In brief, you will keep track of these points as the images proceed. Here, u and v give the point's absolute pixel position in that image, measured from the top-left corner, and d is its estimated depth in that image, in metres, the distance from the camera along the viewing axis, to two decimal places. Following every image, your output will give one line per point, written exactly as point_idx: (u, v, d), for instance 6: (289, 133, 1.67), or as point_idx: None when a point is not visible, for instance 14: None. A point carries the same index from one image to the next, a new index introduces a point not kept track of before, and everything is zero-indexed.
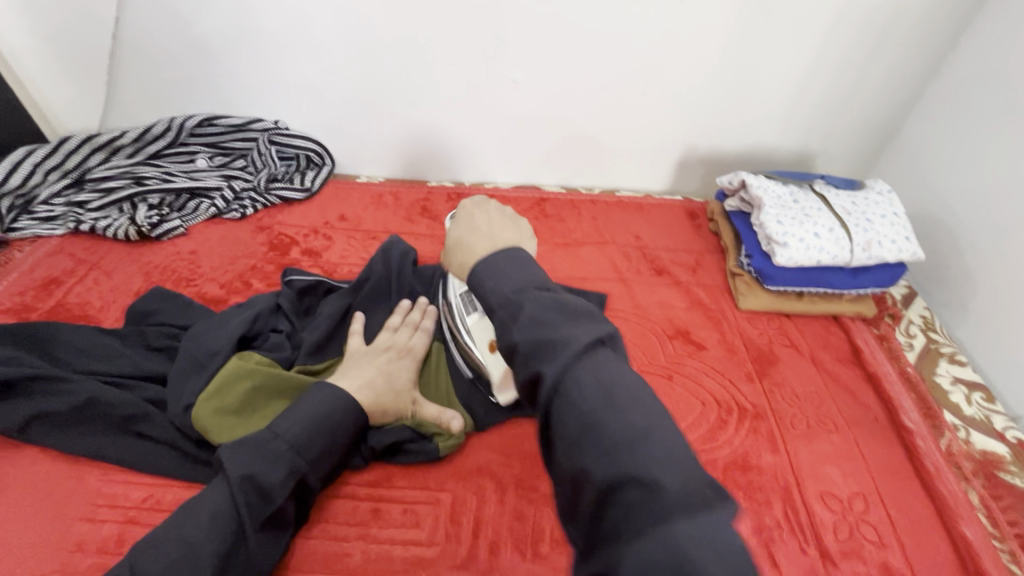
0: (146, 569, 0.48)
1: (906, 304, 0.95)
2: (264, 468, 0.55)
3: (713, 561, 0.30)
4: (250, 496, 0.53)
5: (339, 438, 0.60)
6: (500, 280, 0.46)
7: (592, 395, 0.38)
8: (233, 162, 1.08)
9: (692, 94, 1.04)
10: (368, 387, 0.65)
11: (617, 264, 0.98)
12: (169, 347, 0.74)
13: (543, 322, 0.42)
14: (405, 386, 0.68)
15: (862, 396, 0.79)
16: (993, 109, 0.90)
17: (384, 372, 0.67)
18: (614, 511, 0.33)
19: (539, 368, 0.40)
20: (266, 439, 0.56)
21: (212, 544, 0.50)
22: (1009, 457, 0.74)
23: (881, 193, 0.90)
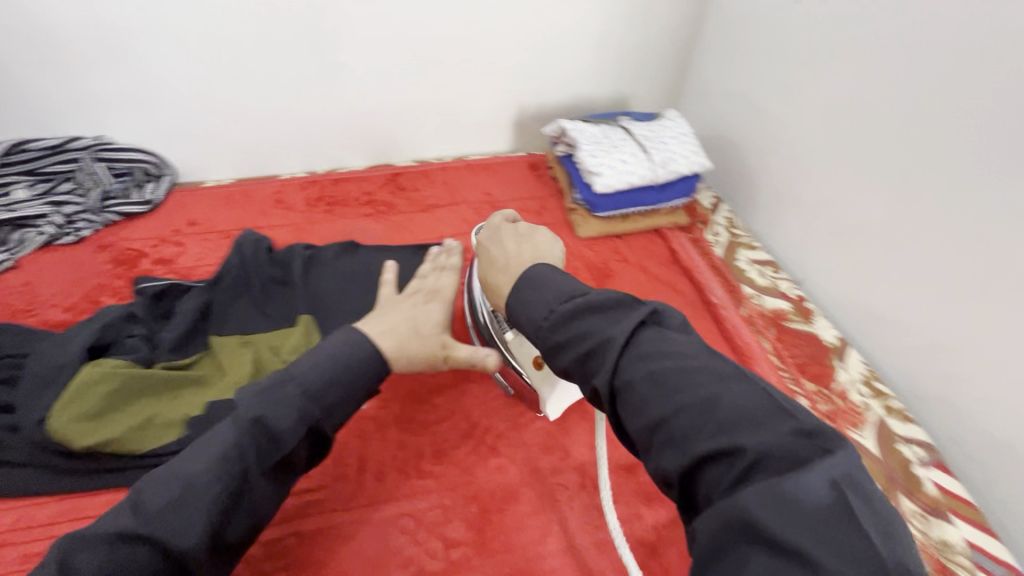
0: (147, 506, 0.47)
1: (713, 210, 1.14)
2: (226, 431, 0.51)
3: (712, 441, 0.36)
4: (172, 501, 0.47)
5: (395, 368, 0.60)
6: (528, 308, 0.51)
7: (662, 389, 0.40)
8: (57, 187, 1.00)
9: (511, 57, 1.14)
10: (393, 333, 0.61)
11: (471, 220, 1.07)
12: (12, 375, 0.71)
13: (587, 330, 0.46)
14: (432, 331, 0.64)
15: (682, 288, 0.96)
16: (747, 38, 1.09)
17: (410, 317, 0.64)
18: (660, 430, 0.39)
19: (534, 327, 0.50)
20: (208, 417, 0.53)
21: (206, 514, 0.47)
22: (791, 309, 0.94)
23: (673, 120, 1.06)
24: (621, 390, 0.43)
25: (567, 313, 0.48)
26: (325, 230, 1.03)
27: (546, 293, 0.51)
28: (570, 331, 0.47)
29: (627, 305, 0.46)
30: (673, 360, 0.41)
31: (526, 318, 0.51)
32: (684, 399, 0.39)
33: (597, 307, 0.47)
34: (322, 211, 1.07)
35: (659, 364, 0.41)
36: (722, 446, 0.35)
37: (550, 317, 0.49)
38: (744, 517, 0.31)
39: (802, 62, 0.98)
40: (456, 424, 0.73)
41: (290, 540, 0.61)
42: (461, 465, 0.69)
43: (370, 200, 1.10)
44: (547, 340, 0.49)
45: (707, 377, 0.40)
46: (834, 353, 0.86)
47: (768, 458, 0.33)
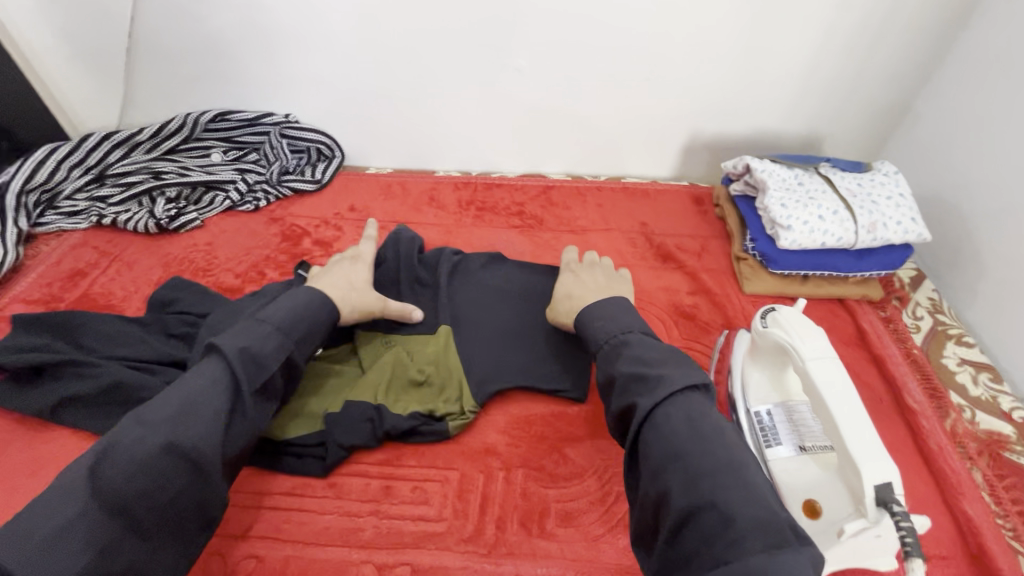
0: (151, 418, 0.51)
1: (913, 287, 0.95)
2: (240, 370, 0.55)
3: (753, 481, 0.45)
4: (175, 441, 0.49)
5: (317, 327, 0.64)
6: (608, 322, 0.63)
7: (688, 436, 0.48)
8: (246, 156, 1.11)
9: (696, 79, 1.04)
10: (337, 291, 0.70)
11: (623, 250, 0.99)
12: (188, 334, 0.77)
13: (638, 363, 0.56)
14: (366, 282, 0.74)
15: (867, 378, 0.80)
16: (1002, 87, 0.89)
17: (343, 275, 0.73)
18: (664, 478, 0.47)
19: (602, 341, 0.61)
20: (201, 367, 0.55)
21: (202, 425, 0.51)
22: (1015, 437, 0.74)
23: (887, 176, 0.89)
24: (654, 423, 0.51)
25: (636, 353, 0.57)
26: (472, 236, 1.01)
27: (615, 323, 0.62)
28: (641, 364, 0.56)
29: (682, 364, 0.56)
30: (707, 413, 0.50)
31: (596, 331, 0.63)
32: (708, 454, 0.47)
33: (647, 354, 0.57)
34: (472, 215, 1.05)
35: (704, 424, 0.49)
36: (732, 482, 0.45)
37: (610, 340, 0.61)
38: (688, 509, 0.44)
39: None
40: (587, 486, 0.66)
41: (403, 570, 0.59)
42: (587, 536, 0.62)
43: (520, 211, 1.07)
44: (610, 354, 0.60)
45: (713, 434, 0.49)
46: None
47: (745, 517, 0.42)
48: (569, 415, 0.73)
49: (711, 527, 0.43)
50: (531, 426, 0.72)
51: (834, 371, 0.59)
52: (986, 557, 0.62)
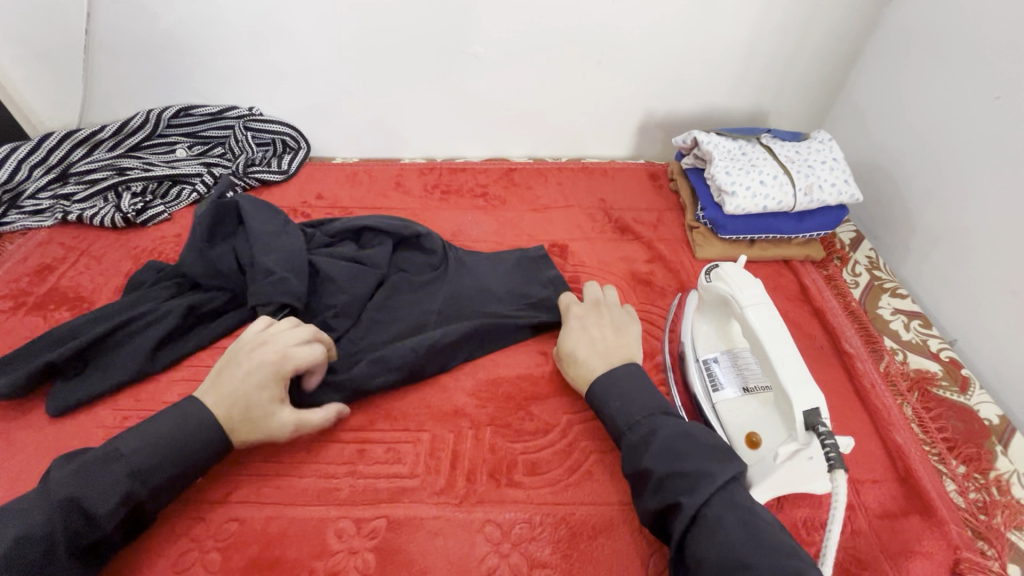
0: (136, 459, 0.55)
1: (853, 246, 1.02)
2: (152, 462, 0.55)
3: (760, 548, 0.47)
4: (72, 517, 0.50)
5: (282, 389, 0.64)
6: (627, 403, 0.62)
7: (734, 527, 0.49)
8: (212, 150, 1.12)
9: (646, 61, 1.09)
10: (228, 415, 0.60)
11: (582, 225, 1.04)
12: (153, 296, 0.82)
13: (678, 459, 0.54)
14: (266, 413, 0.62)
15: (809, 330, 0.86)
16: (923, 55, 0.96)
17: (244, 394, 0.61)
18: (700, 554, 0.49)
19: (626, 420, 0.61)
20: (106, 459, 0.54)
21: (104, 505, 0.52)
22: (942, 373, 0.81)
23: (823, 142, 0.96)
24: (701, 525, 0.50)
25: (666, 443, 0.56)
26: (439, 218, 1.05)
27: (637, 403, 0.62)
28: (682, 485, 0.52)
29: (719, 454, 0.55)
30: (740, 505, 0.51)
31: (619, 412, 0.62)
32: (740, 540, 0.48)
33: (679, 445, 0.56)
34: (437, 198, 1.09)
35: (754, 522, 0.49)
36: (740, 540, 0.48)
37: (635, 429, 0.59)
38: None
39: (995, 91, 0.84)
40: (551, 438, 0.71)
41: (380, 522, 0.63)
42: (551, 482, 0.67)
43: (484, 193, 1.11)
44: (637, 443, 0.58)
45: (756, 520, 0.50)
46: (992, 434, 0.74)
47: None
48: (534, 375, 0.77)
49: None
50: (497, 387, 0.76)
51: (767, 314, 0.65)
52: (913, 478, 0.68)
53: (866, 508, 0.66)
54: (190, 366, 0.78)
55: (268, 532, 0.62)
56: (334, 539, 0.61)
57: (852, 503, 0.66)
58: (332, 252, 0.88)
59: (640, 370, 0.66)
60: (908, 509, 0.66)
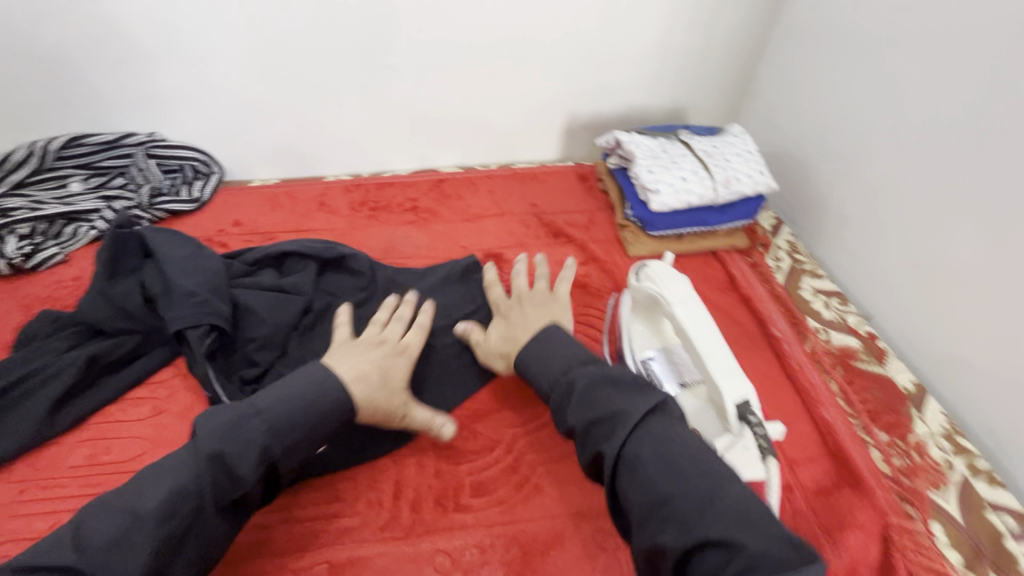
0: (153, 496, 0.49)
1: (774, 233, 1.07)
2: (286, 422, 0.56)
3: (669, 474, 0.48)
4: (217, 475, 0.51)
5: (320, 427, 0.58)
6: (548, 363, 0.62)
7: (660, 466, 0.48)
8: (111, 181, 1.02)
9: (565, 63, 1.09)
10: (364, 377, 0.63)
11: (516, 232, 1.03)
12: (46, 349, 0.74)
13: (596, 405, 0.53)
14: (399, 384, 0.66)
15: (739, 317, 0.89)
16: (821, 49, 1.02)
17: (382, 366, 0.66)
18: (643, 504, 0.48)
19: (546, 379, 0.61)
20: (244, 416, 0.54)
21: (246, 466, 0.52)
22: (861, 347, 0.86)
23: (737, 136, 1.00)
24: (625, 468, 0.50)
25: (586, 391, 0.55)
26: (368, 236, 1.01)
27: (556, 359, 0.62)
28: (603, 431, 0.52)
29: (640, 391, 0.54)
30: (662, 440, 0.50)
31: (540, 373, 0.62)
32: (668, 480, 0.47)
33: (601, 391, 0.55)
34: (365, 216, 1.05)
35: (678, 455, 0.49)
36: (656, 474, 0.48)
37: (557, 383, 0.59)
38: (687, 545, 0.44)
39: (883, 79, 0.90)
40: (498, 454, 0.69)
41: (321, 569, 0.59)
42: (500, 500, 0.65)
43: (414, 206, 1.08)
44: (565, 393, 0.57)
45: (680, 453, 0.49)
46: (908, 400, 0.79)
47: (700, 503, 0.46)
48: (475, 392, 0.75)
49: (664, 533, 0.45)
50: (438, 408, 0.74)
51: (696, 312, 0.67)
52: (842, 452, 0.71)
53: (802, 486, 0.68)
54: (97, 423, 0.71)
55: None
56: None
57: (789, 484, 0.68)
58: (250, 280, 0.82)
59: (561, 332, 0.66)
60: (840, 483, 0.69)
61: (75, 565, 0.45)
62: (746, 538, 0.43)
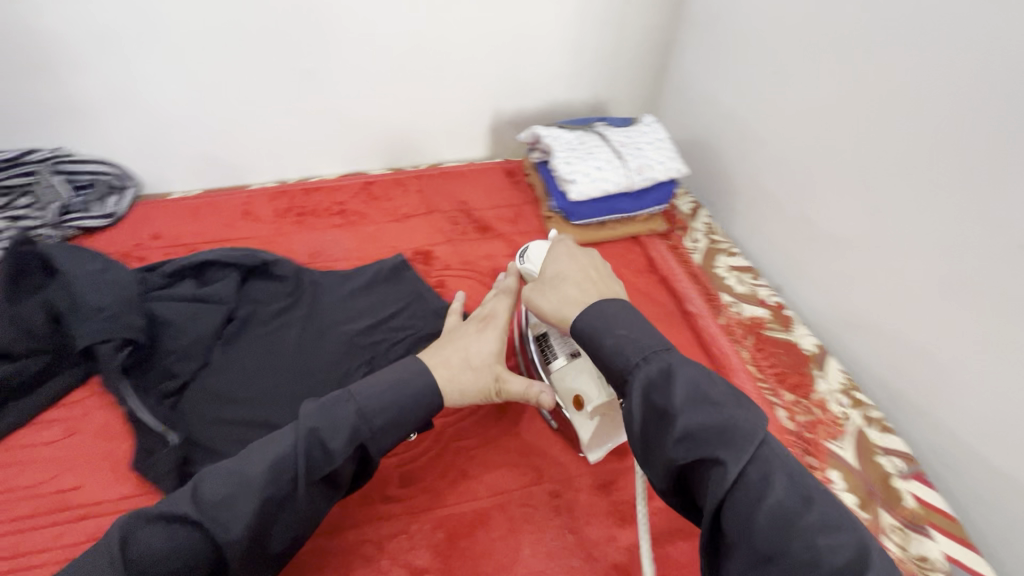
0: (205, 500, 0.50)
1: (691, 216, 1.12)
2: (374, 406, 0.57)
3: (779, 482, 0.43)
4: (313, 450, 0.53)
5: (376, 419, 0.56)
6: (629, 332, 0.54)
7: (773, 476, 0.44)
8: (15, 202, 0.97)
9: (484, 62, 1.12)
10: (442, 363, 0.65)
11: (445, 229, 1.05)
12: None
13: (709, 409, 0.46)
14: (485, 360, 0.66)
15: (659, 297, 0.94)
16: (721, 41, 1.08)
17: (462, 349, 0.67)
18: (741, 526, 0.42)
19: (622, 363, 0.52)
20: (338, 399, 0.56)
21: (338, 441, 0.54)
22: (769, 317, 0.92)
23: (649, 126, 1.05)
24: (744, 490, 0.43)
25: (690, 386, 0.48)
26: (295, 241, 1.01)
27: (645, 340, 0.53)
28: (703, 427, 0.46)
29: (750, 400, 0.48)
30: (771, 447, 0.46)
31: (618, 347, 0.53)
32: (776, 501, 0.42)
33: (707, 389, 0.48)
34: (292, 222, 1.04)
35: (792, 467, 0.45)
36: (779, 487, 0.43)
37: (644, 361, 0.51)
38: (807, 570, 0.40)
39: (774, 67, 0.96)
40: (423, 445, 0.70)
41: None
42: (427, 489, 0.67)
43: (342, 209, 1.08)
44: (646, 382, 0.50)
45: (807, 486, 0.44)
46: (811, 362, 0.85)
47: (799, 502, 0.43)
48: None
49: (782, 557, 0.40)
50: None
51: None
52: None
53: None
54: (8, 446, 0.70)
55: None
56: None
57: None
58: (167, 292, 0.81)
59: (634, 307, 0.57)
60: None
61: (195, 516, 0.49)
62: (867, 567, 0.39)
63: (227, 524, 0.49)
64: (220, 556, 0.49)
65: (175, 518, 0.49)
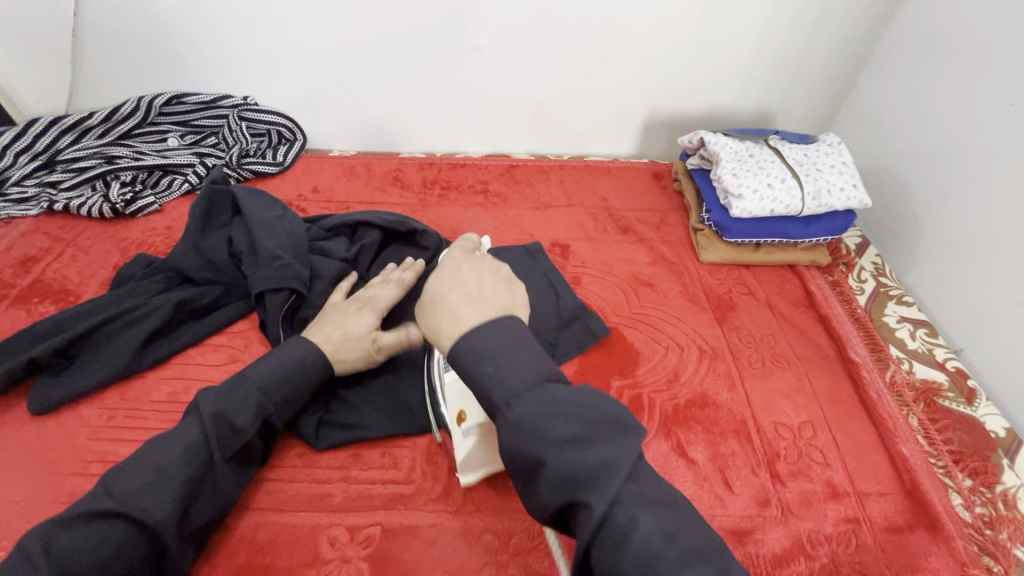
0: (117, 490, 0.50)
1: (858, 252, 1.00)
2: (275, 382, 0.60)
3: (651, 529, 0.38)
4: (222, 431, 0.56)
5: (304, 386, 0.63)
6: (500, 368, 0.44)
7: (657, 525, 0.39)
8: (205, 140, 1.10)
9: (653, 57, 1.06)
10: (326, 339, 0.67)
11: (585, 224, 1.02)
12: (138, 286, 0.78)
13: (554, 414, 0.42)
14: (363, 331, 0.68)
15: (814, 336, 0.85)
16: (934, 60, 0.94)
17: (341, 324, 0.68)
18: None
19: (501, 393, 0.44)
20: (237, 381, 0.59)
21: (245, 418, 0.57)
22: (948, 384, 0.80)
23: (832, 146, 0.94)
24: (610, 533, 0.38)
25: (558, 425, 0.41)
26: (439, 214, 1.02)
27: (514, 372, 0.44)
28: (568, 466, 0.40)
29: (607, 426, 0.42)
30: (648, 497, 0.40)
31: (492, 380, 0.44)
32: (661, 554, 0.38)
33: (570, 422, 0.42)
34: (437, 195, 1.06)
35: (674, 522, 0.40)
36: (651, 536, 0.38)
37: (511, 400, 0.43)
38: None
39: (1008, 97, 0.82)
40: None
41: (374, 531, 0.61)
42: None
43: (485, 189, 1.08)
44: (518, 418, 0.42)
45: (672, 517, 0.40)
46: (998, 447, 0.73)
47: (677, 556, 0.38)
48: None
49: None
50: None
51: None
52: (919, 491, 0.67)
53: (872, 521, 0.64)
54: (178, 364, 0.75)
55: (258, 540, 0.59)
56: (326, 547, 0.59)
57: (857, 517, 0.65)
58: (325, 245, 0.85)
59: (520, 329, 0.47)
60: (914, 524, 0.64)
61: (110, 507, 0.48)
62: None
63: (150, 508, 0.50)
64: (155, 537, 0.50)
65: (93, 514, 0.48)
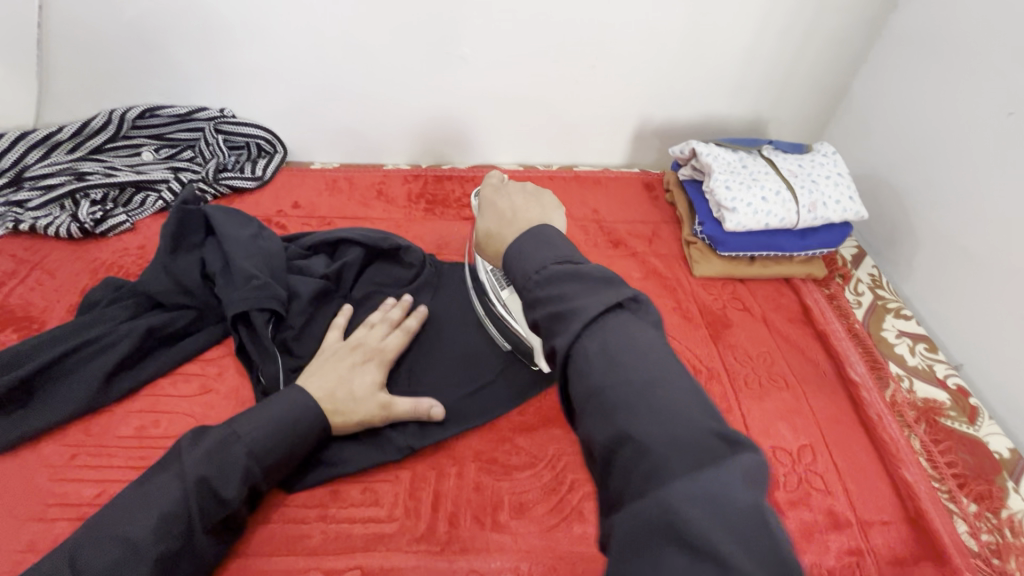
0: (88, 568, 0.48)
1: (855, 264, 0.98)
2: (265, 444, 0.57)
3: (651, 438, 0.36)
4: (204, 498, 0.53)
5: (296, 446, 0.60)
6: (525, 262, 0.47)
7: (670, 438, 0.36)
8: (180, 153, 1.06)
9: (644, 65, 1.04)
10: (328, 396, 0.63)
11: (574, 238, 0.99)
12: (107, 314, 0.74)
13: (554, 295, 0.44)
14: (368, 392, 0.65)
15: (811, 354, 0.82)
16: (929, 66, 0.92)
17: (345, 380, 0.65)
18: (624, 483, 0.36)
19: (524, 280, 0.46)
20: (226, 441, 0.56)
21: (231, 487, 0.55)
22: (950, 403, 0.77)
23: (827, 156, 0.92)
24: (620, 447, 0.37)
25: (603, 344, 0.40)
26: (424, 228, 0.99)
27: (548, 250, 0.47)
28: (588, 369, 0.40)
29: (603, 283, 0.44)
30: (664, 414, 0.37)
31: (517, 269, 0.48)
32: (654, 465, 0.35)
33: (613, 346, 0.40)
34: (422, 208, 1.03)
35: (678, 431, 0.36)
36: (649, 447, 0.36)
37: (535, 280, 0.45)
38: (654, 543, 0.32)
39: (1007, 105, 0.79)
40: (540, 475, 0.66)
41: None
42: (541, 526, 0.62)
43: (472, 202, 1.05)
44: (530, 298, 0.45)
45: (683, 439, 0.36)
46: (1003, 469, 0.70)
47: (673, 461, 0.35)
48: (523, 404, 0.72)
49: (626, 519, 0.34)
50: (485, 419, 0.70)
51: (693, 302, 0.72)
52: (924, 520, 0.64)
53: (875, 553, 0.62)
54: (148, 395, 0.72)
55: None
56: None
57: (860, 548, 0.62)
58: (303, 264, 0.81)
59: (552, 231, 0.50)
60: (919, 555, 0.62)
61: None
62: (722, 565, 0.30)
63: None
64: None
65: None
